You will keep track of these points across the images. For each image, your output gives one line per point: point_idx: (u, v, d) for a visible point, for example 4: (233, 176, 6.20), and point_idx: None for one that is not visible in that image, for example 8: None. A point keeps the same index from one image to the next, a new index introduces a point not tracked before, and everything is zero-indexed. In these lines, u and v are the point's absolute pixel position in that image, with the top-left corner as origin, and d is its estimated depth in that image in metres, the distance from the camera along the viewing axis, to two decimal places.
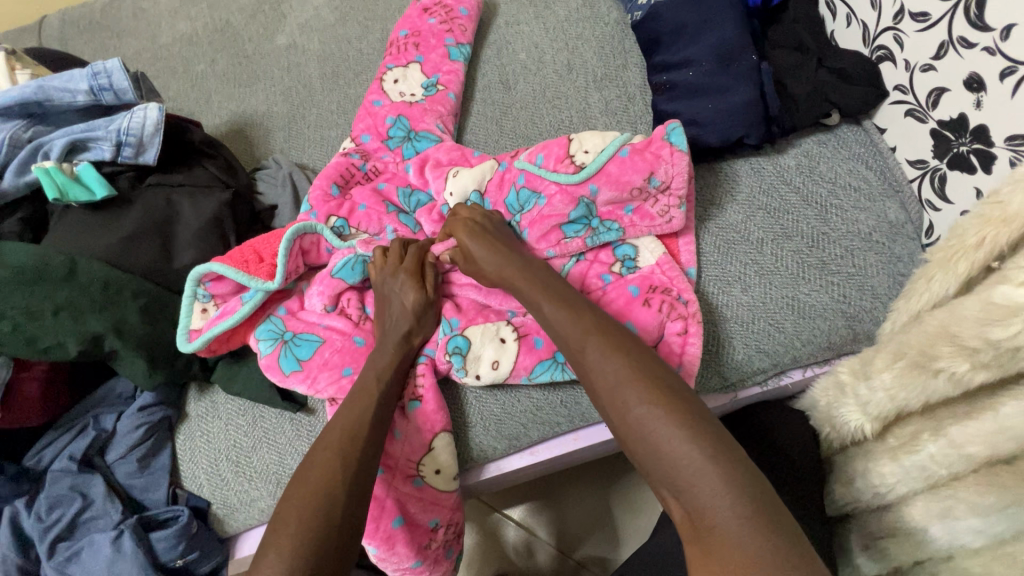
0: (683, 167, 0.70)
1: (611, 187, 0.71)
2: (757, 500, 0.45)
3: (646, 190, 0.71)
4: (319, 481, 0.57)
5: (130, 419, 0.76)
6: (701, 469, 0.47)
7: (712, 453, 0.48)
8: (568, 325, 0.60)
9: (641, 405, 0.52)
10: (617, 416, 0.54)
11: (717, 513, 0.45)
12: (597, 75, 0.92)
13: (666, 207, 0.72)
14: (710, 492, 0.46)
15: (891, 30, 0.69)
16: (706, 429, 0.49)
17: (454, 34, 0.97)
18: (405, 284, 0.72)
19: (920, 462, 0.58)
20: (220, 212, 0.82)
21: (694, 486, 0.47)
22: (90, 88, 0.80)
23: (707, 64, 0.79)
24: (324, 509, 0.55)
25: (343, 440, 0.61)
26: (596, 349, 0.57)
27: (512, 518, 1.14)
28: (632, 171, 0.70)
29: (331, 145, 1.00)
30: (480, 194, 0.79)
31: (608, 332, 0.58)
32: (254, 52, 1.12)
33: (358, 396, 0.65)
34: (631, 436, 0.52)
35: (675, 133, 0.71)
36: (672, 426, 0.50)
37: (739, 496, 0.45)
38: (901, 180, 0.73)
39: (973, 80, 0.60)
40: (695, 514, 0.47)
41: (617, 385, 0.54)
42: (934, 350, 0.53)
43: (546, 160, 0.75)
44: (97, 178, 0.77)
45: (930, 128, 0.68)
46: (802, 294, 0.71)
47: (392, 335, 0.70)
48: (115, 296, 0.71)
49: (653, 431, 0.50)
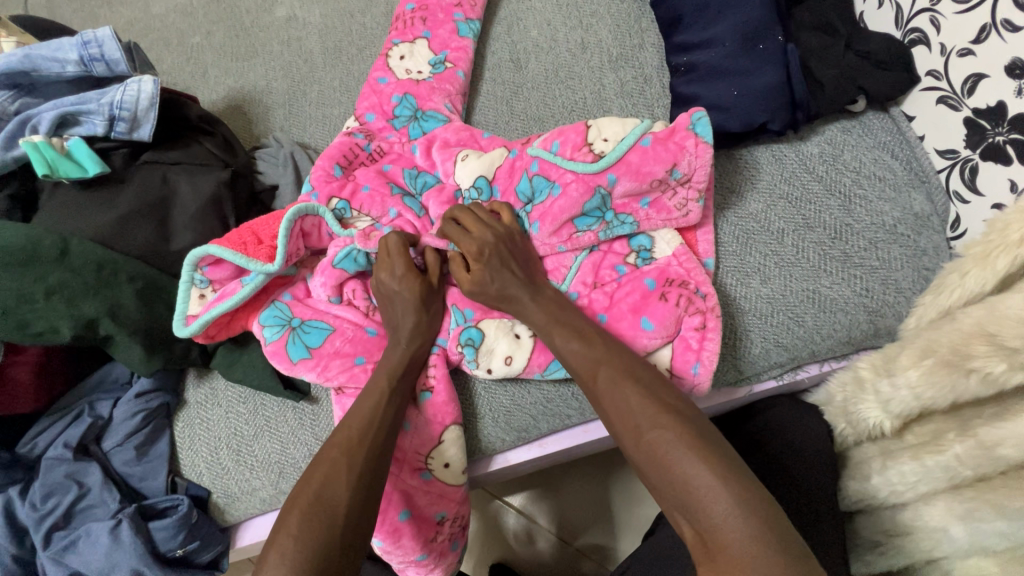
0: (707, 160, 0.67)
1: (630, 178, 0.68)
2: (770, 516, 0.44)
3: (666, 182, 0.68)
4: (325, 479, 0.56)
5: (127, 405, 0.74)
6: (712, 487, 0.46)
7: (723, 472, 0.46)
8: (581, 349, 0.60)
9: (651, 426, 0.51)
10: (627, 437, 0.53)
11: (729, 530, 0.44)
12: (612, 55, 0.88)
13: (684, 200, 0.69)
14: (721, 511, 0.45)
15: (927, 12, 0.66)
16: (717, 449, 0.48)
17: (463, 9, 0.93)
18: (401, 277, 0.69)
19: (944, 462, 0.56)
20: (218, 192, 0.78)
21: (705, 504, 0.45)
22: (80, 58, 0.76)
23: (731, 45, 0.75)
24: (329, 510, 0.54)
25: (349, 438, 0.59)
26: (604, 369, 0.57)
27: (513, 505, 1.13)
28: (654, 161, 0.67)
29: (334, 123, 0.96)
30: (487, 181, 0.75)
31: (619, 357, 0.58)
32: (252, 24, 1.07)
33: (368, 394, 0.63)
34: (641, 457, 0.51)
35: (701, 123, 0.67)
36: (682, 446, 0.48)
37: (751, 514, 0.44)
38: (929, 170, 0.71)
39: (1016, 65, 0.57)
40: (707, 534, 0.45)
41: (629, 407, 0.53)
42: (968, 349, 0.52)
43: (562, 146, 0.71)
44: (89, 153, 0.73)
45: (964, 117, 0.65)
46: (823, 287, 0.69)
47: (402, 330, 0.68)
48: (109, 279, 0.69)
49: (663, 451, 0.49)
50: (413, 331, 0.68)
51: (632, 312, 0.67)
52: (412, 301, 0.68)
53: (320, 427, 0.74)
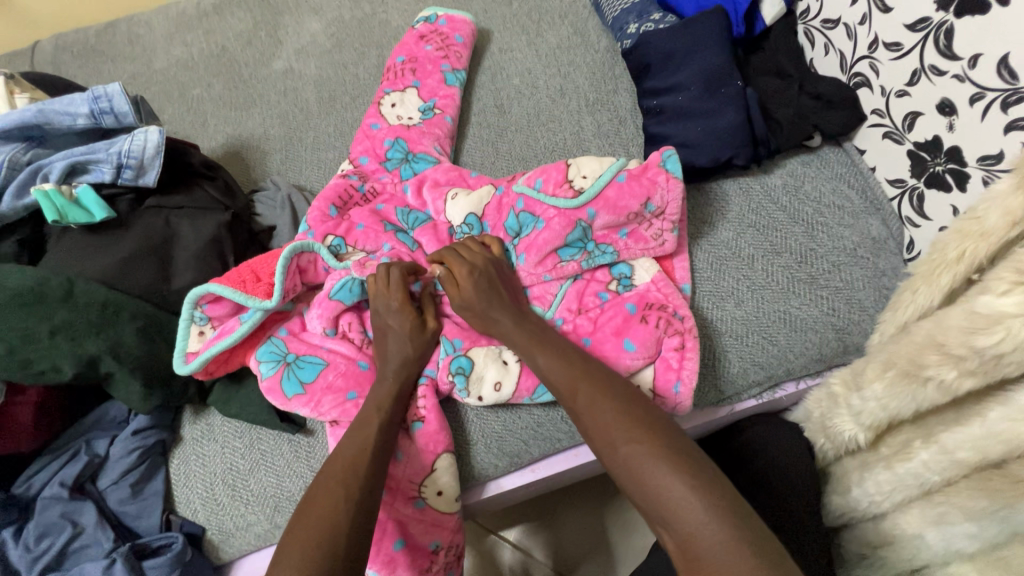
0: (678, 194, 0.72)
1: (608, 212, 0.73)
2: (743, 526, 0.46)
3: (642, 216, 0.74)
4: (325, 509, 0.57)
5: (124, 443, 0.75)
6: (685, 497, 0.49)
7: (697, 484, 0.49)
8: (559, 370, 0.63)
9: (627, 443, 0.54)
10: (605, 454, 0.56)
11: (702, 541, 0.46)
12: (589, 99, 0.96)
13: (659, 231, 0.74)
14: (695, 522, 0.47)
15: (866, 58, 0.73)
16: (690, 461, 0.51)
17: (450, 61, 1.00)
18: (394, 310, 0.73)
19: (914, 469, 0.58)
20: (219, 234, 0.82)
21: (680, 514, 0.48)
22: (91, 111, 0.80)
23: (696, 90, 0.82)
24: (329, 537, 0.55)
25: (344, 466, 0.61)
26: (582, 387, 0.60)
27: (508, 539, 1.13)
28: (629, 196, 0.72)
29: (329, 166, 1.02)
30: (477, 218, 0.80)
31: (595, 373, 0.61)
32: (251, 77, 1.14)
33: (362, 423, 0.66)
34: (618, 473, 0.54)
35: (670, 160, 0.73)
36: (656, 459, 0.51)
37: (724, 525, 0.46)
38: (882, 198, 0.77)
39: (945, 104, 0.63)
40: (684, 545, 0.48)
41: (605, 425, 0.56)
42: (923, 359, 0.53)
43: (545, 184, 0.77)
44: (95, 200, 0.77)
45: (907, 150, 0.71)
46: (793, 308, 0.74)
47: (391, 362, 0.71)
48: (112, 317, 0.71)
49: (639, 466, 0.52)
50: (402, 363, 0.71)
51: (615, 335, 0.70)
52: (403, 335, 0.72)
53: (316, 459, 0.75)
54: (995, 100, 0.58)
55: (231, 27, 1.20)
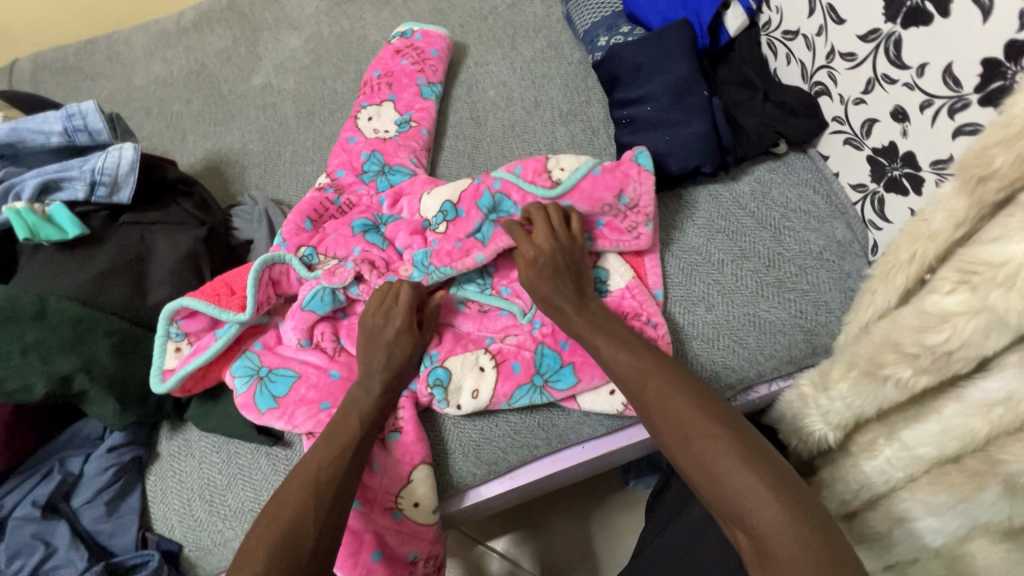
0: (650, 187, 0.76)
1: (584, 203, 0.75)
2: (819, 531, 0.47)
3: (616, 207, 0.76)
4: (288, 519, 0.58)
5: (99, 461, 0.74)
6: (762, 498, 0.48)
7: (775, 484, 0.49)
8: (627, 362, 0.62)
9: (702, 437, 0.53)
10: (677, 446, 0.55)
11: (782, 544, 0.46)
12: (563, 111, 0.98)
13: (635, 224, 0.77)
14: (774, 523, 0.47)
15: (825, 68, 0.76)
16: (768, 461, 0.51)
17: (426, 74, 1.02)
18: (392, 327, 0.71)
19: (879, 466, 0.59)
20: (195, 248, 0.82)
21: (756, 513, 0.48)
22: (65, 129, 0.81)
23: (663, 100, 0.84)
24: (291, 539, 0.56)
25: (318, 473, 0.62)
26: (652, 380, 0.60)
27: (496, 549, 1.12)
28: (604, 188, 0.75)
29: (307, 180, 1.02)
30: (452, 204, 0.80)
31: (665, 367, 0.61)
32: (230, 92, 1.15)
33: (338, 430, 0.66)
34: (690, 467, 0.54)
35: (643, 155, 0.76)
36: (731, 455, 0.51)
37: (805, 529, 0.46)
38: (846, 203, 0.79)
39: (898, 111, 0.66)
40: (761, 544, 0.48)
41: (678, 418, 0.56)
42: (882, 358, 0.53)
43: (524, 171, 0.77)
44: (70, 218, 0.77)
45: (866, 155, 0.74)
46: (762, 311, 0.75)
47: (381, 368, 0.70)
48: (86, 334, 0.71)
49: (715, 462, 0.52)
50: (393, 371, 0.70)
51: None
52: (400, 343, 0.71)
53: None
54: (943, 107, 0.60)
55: (211, 43, 1.21)
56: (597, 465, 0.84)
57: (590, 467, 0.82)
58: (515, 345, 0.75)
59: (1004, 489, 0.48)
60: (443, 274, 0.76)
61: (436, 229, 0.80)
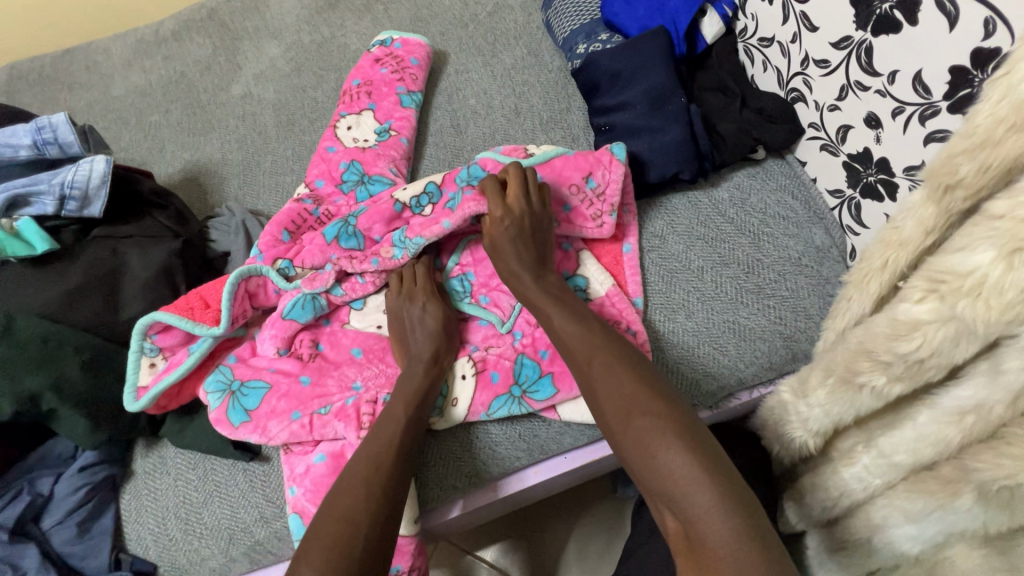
0: (619, 176, 0.78)
1: (553, 178, 0.79)
2: (748, 519, 0.45)
3: (583, 190, 0.78)
4: (344, 510, 0.56)
5: (70, 480, 0.73)
6: (694, 479, 0.47)
7: (710, 466, 0.48)
8: (579, 340, 0.62)
9: (643, 414, 0.52)
10: (617, 422, 0.54)
11: (709, 524, 0.45)
12: (543, 118, 0.98)
13: (599, 212, 0.78)
14: (704, 502, 0.46)
15: (800, 75, 0.76)
16: (704, 441, 0.49)
17: (405, 83, 1.01)
18: (429, 311, 0.74)
19: (858, 473, 0.58)
20: (170, 262, 0.81)
21: (687, 494, 0.47)
22: (34, 142, 0.80)
23: (642, 107, 0.84)
24: (346, 533, 0.55)
25: (367, 463, 0.61)
26: (600, 359, 0.59)
27: (484, 560, 1.11)
28: (573, 168, 0.79)
29: (286, 190, 1.01)
30: (436, 185, 0.80)
31: (615, 347, 0.60)
32: (209, 102, 1.14)
33: (384, 420, 0.65)
34: (628, 443, 0.52)
35: (617, 147, 0.79)
36: (671, 434, 0.50)
37: (733, 510, 0.45)
38: (823, 208, 0.79)
39: (872, 118, 0.66)
40: (689, 524, 0.46)
41: (622, 394, 0.55)
42: (856, 366, 0.53)
43: (504, 148, 0.83)
44: (38, 232, 0.76)
45: (842, 161, 0.74)
46: (741, 318, 0.75)
47: (419, 357, 0.71)
48: (55, 351, 0.70)
49: (653, 440, 0.50)
50: (430, 357, 0.71)
51: None
52: (432, 326, 0.73)
53: (272, 488, 0.74)
54: (913, 114, 0.61)
55: (190, 52, 1.20)
56: (579, 476, 0.83)
57: (573, 477, 0.82)
58: (497, 354, 0.75)
59: (979, 496, 0.47)
60: (417, 245, 0.76)
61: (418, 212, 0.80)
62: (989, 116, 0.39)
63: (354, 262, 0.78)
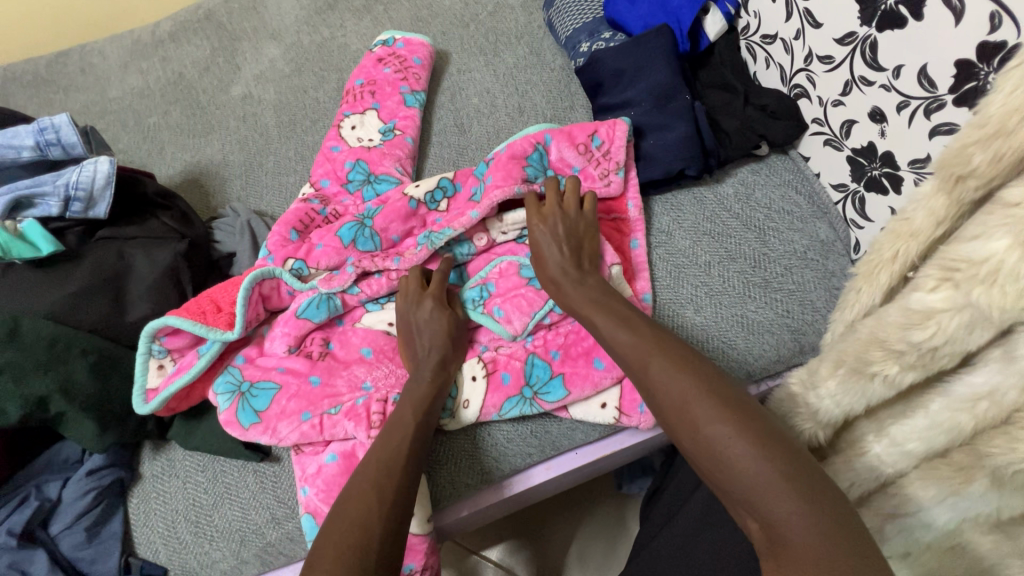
0: (622, 134, 0.81)
1: (564, 142, 0.81)
2: (837, 523, 0.43)
3: (590, 148, 0.81)
4: (357, 512, 0.55)
5: (78, 484, 0.72)
6: (773, 486, 0.46)
7: (787, 471, 0.46)
8: (632, 346, 0.61)
9: (709, 422, 0.51)
10: (683, 431, 0.53)
11: (792, 529, 0.44)
12: (546, 117, 0.98)
13: (606, 172, 0.81)
14: (785, 507, 0.45)
15: (803, 71, 0.77)
16: (780, 446, 0.48)
17: (409, 82, 1.01)
18: (436, 317, 0.73)
19: (869, 463, 0.59)
20: (176, 263, 0.80)
21: (767, 501, 0.46)
22: (37, 143, 0.79)
23: (646, 105, 0.85)
24: (361, 533, 0.53)
25: (378, 468, 0.60)
26: (656, 364, 0.58)
27: (490, 559, 1.11)
28: (580, 130, 0.82)
29: (290, 191, 1.01)
30: (450, 180, 0.83)
31: (671, 351, 0.59)
32: (208, 103, 1.13)
33: (394, 428, 0.65)
34: (698, 451, 0.51)
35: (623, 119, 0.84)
36: (740, 441, 0.49)
37: (820, 517, 0.44)
38: (828, 203, 0.80)
39: (876, 112, 0.67)
40: (771, 530, 0.45)
41: (684, 402, 0.53)
42: (868, 355, 0.53)
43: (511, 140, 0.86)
44: (43, 234, 0.75)
45: (846, 155, 0.75)
46: (750, 311, 0.76)
47: (426, 365, 0.70)
48: (62, 354, 0.69)
49: (723, 449, 0.49)
50: (437, 365, 0.70)
51: (585, 355, 0.74)
52: (440, 331, 0.73)
53: (282, 489, 0.74)
54: (919, 108, 0.62)
55: (187, 54, 1.19)
56: (588, 473, 0.83)
57: (581, 474, 0.82)
58: (508, 356, 0.75)
59: (992, 481, 0.48)
60: (444, 237, 0.78)
61: (434, 208, 0.83)
62: (1001, 106, 0.40)
63: (375, 260, 0.80)
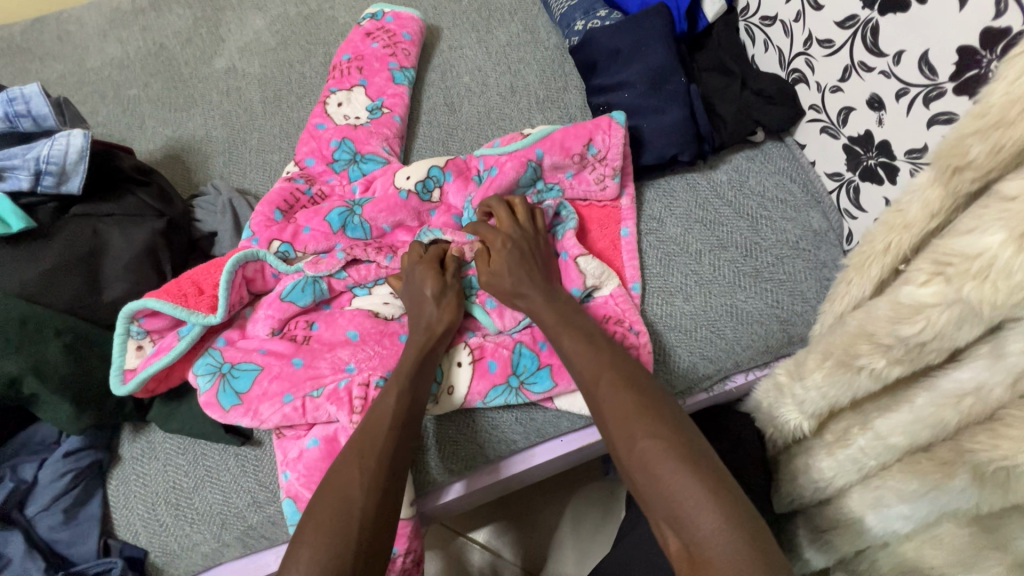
0: (619, 139, 0.77)
1: (557, 152, 0.79)
2: (753, 540, 0.45)
3: (585, 157, 0.79)
4: (341, 484, 0.56)
5: (55, 466, 0.70)
6: (699, 500, 0.48)
7: (714, 489, 0.48)
8: (585, 359, 0.62)
9: (646, 437, 0.53)
10: (622, 444, 0.55)
11: (713, 544, 0.45)
12: (540, 97, 0.95)
13: (602, 176, 0.79)
14: (710, 524, 0.46)
15: (802, 55, 0.75)
16: (709, 466, 0.50)
17: (398, 58, 0.98)
18: (435, 281, 0.72)
19: (852, 455, 0.58)
20: (154, 242, 0.78)
21: (693, 517, 0.47)
22: (6, 115, 0.76)
23: (641, 86, 0.82)
24: (340, 511, 0.54)
25: (358, 436, 0.61)
26: (607, 378, 0.59)
27: (477, 541, 1.12)
28: (574, 138, 0.78)
29: (274, 169, 0.98)
30: (439, 167, 0.81)
31: (622, 366, 0.60)
32: (190, 76, 1.09)
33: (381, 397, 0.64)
34: (634, 465, 0.53)
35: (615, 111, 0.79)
36: (672, 458, 0.51)
37: (739, 533, 0.45)
38: (821, 191, 0.79)
39: (875, 99, 0.65)
40: (692, 545, 0.47)
41: (625, 417, 0.55)
42: (856, 349, 0.52)
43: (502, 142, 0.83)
44: (13, 210, 0.72)
45: (843, 144, 0.73)
46: (739, 301, 0.75)
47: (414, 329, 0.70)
48: (35, 334, 0.67)
49: (658, 463, 0.51)
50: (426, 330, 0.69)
51: None
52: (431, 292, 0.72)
53: (264, 472, 0.73)
54: (918, 96, 0.60)
55: (169, 24, 1.15)
56: (574, 459, 0.83)
57: (568, 460, 0.82)
58: (495, 343, 0.74)
59: (973, 476, 0.48)
60: (433, 237, 0.79)
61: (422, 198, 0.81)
62: (1003, 95, 0.39)
63: (368, 252, 0.79)
